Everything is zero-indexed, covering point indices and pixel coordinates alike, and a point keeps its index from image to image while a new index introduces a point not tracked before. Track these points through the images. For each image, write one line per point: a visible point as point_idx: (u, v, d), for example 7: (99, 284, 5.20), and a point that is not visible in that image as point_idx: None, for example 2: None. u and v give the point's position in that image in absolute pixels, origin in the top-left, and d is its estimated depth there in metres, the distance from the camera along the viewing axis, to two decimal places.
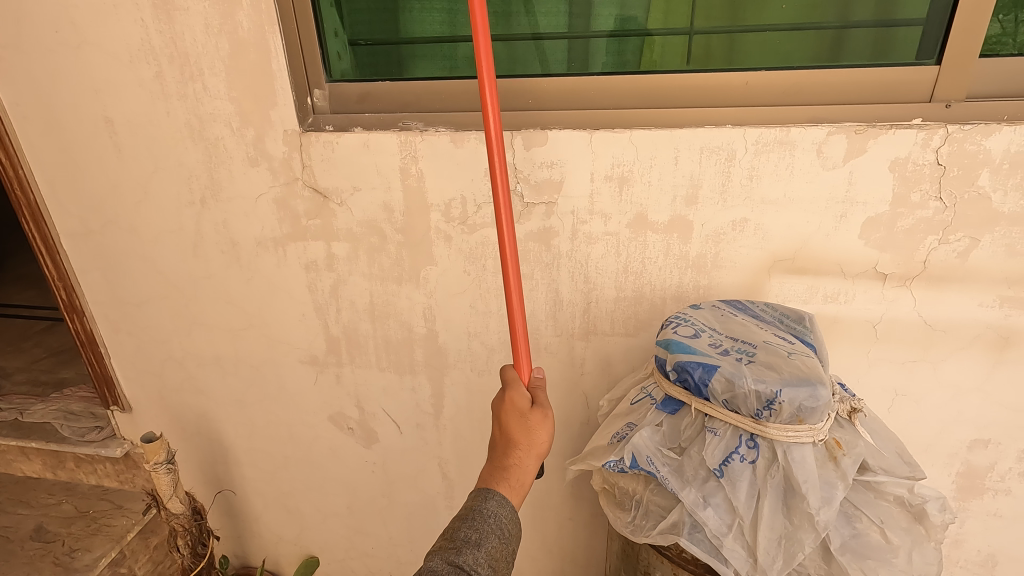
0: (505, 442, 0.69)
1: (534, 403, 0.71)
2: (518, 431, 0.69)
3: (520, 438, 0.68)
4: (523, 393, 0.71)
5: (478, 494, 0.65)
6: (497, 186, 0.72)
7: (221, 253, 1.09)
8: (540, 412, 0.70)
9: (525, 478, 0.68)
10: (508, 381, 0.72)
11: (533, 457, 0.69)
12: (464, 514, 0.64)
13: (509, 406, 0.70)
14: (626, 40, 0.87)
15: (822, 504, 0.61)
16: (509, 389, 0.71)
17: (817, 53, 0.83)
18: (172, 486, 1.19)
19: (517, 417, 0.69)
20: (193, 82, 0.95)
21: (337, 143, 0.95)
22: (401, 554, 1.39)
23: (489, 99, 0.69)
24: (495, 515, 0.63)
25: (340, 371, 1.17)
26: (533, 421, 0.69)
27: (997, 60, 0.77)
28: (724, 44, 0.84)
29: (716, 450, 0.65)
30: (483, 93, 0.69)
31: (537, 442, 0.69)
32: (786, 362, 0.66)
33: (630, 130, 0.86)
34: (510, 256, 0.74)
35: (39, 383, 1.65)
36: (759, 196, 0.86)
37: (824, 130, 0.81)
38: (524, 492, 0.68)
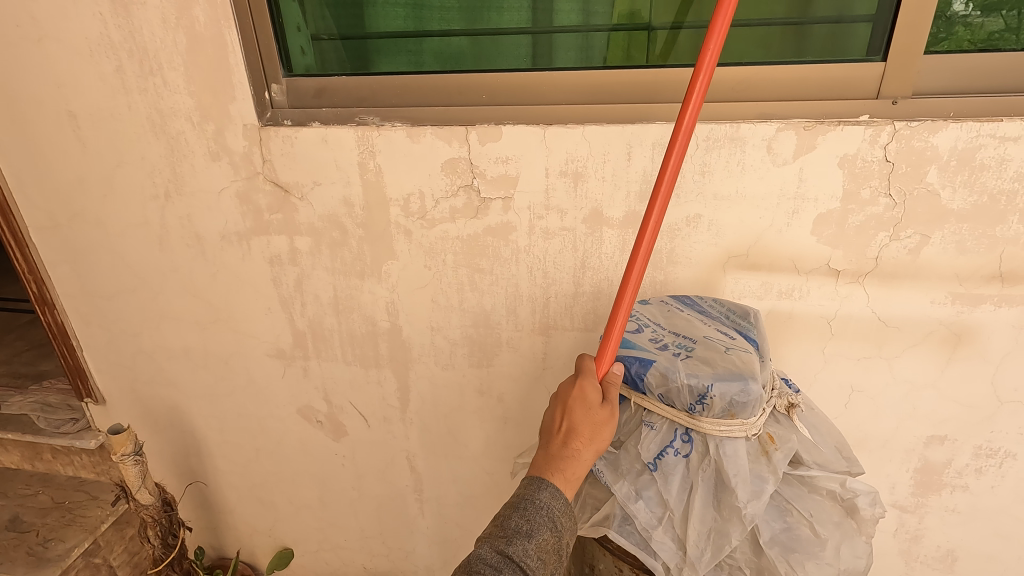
0: (565, 432, 0.65)
1: (604, 398, 0.67)
2: (581, 424, 0.65)
3: (584, 429, 0.64)
4: (595, 386, 0.67)
5: (532, 482, 0.63)
6: (666, 171, 0.67)
7: (187, 247, 1.10)
8: (607, 408, 0.66)
9: (581, 472, 0.64)
10: (583, 370, 0.69)
11: (592, 453, 0.64)
12: (518, 501, 0.62)
13: (579, 397, 0.66)
14: (592, 35, 0.87)
15: (751, 497, 0.61)
16: (582, 378, 0.68)
17: (781, 49, 0.83)
18: (140, 477, 1.20)
19: (583, 410, 0.65)
20: (153, 76, 0.95)
21: (296, 138, 0.96)
22: (373, 546, 1.40)
23: (697, 90, 0.65)
24: (548, 507, 0.61)
25: (307, 365, 1.18)
26: (599, 417, 0.65)
27: (1003, 54, 0.76)
28: (690, 40, 0.84)
29: (652, 444, 0.66)
30: (695, 82, 0.64)
31: (599, 438, 0.65)
32: (722, 357, 0.67)
33: (583, 125, 0.86)
34: (648, 240, 0.69)
35: (19, 375, 1.66)
36: (712, 192, 0.86)
37: (774, 126, 0.81)
38: (577, 486, 0.64)
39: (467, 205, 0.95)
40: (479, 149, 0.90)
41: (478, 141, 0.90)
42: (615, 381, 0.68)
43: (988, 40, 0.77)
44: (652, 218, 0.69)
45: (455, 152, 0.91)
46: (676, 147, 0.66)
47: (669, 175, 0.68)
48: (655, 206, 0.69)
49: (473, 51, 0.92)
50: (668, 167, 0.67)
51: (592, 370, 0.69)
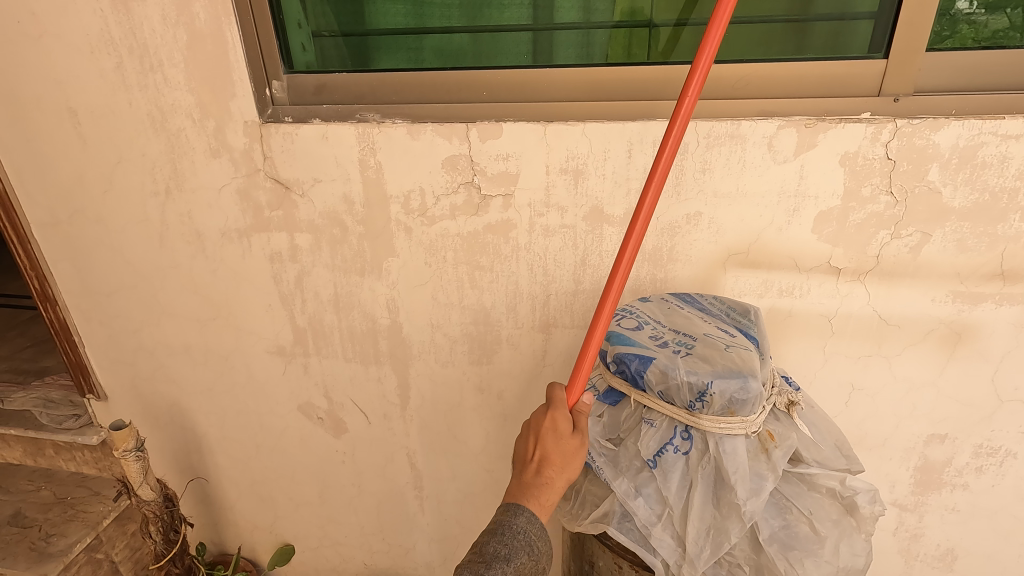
0: (538, 460, 0.66)
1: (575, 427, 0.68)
2: (554, 452, 0.66)
3: (556, 457, 0.65)
4: (566, 415, 0.68)
5: (507, 508, 0.64)
6: (649, 186, 0.68)
7: (188, 243, 1.10)
8: (577, 437, 0.67)
9: (554, 499, 0.65)
10: (554, 399, 0.70)
11: (565, 480, 0.65)
12: (494, 528, 0.62)
13: (551, 426, 0.67)
14: (593, 32, 0.87)
15: (750, 495, 0.61)
16: (553, 408, 0.68)
17: (782, 46, 0.82)
18: (142, 473, 1.20)
19: (555, 439, 0.66)
20: (153, 73, 0.95)
21: (296, 135, 0.95)
22: (373, 542, 1.40)
23: (691, 93, 0.66)
24: (524, 532, 0.62)
25: (307, 362, 1.18)
26: (570, 446, 0.66)
27: (1007, 51, 0.75)
28: (691, 38, 0.84)
29: (651, 441, 0.66)
30: (690, 83, 0.66)
31: (571, 466, 0.66)
32: (722, 355, 0.67)
33: (584, 122, 0.86)
34: (631, 251, 0.70)
35: (20, 371, 1.67)
36: (712, 189, 0.86)
37: (774, 123, 0.81)
38: (551, 513, 0.65)
39: (467, 202, 0.95)
40: (479, 146, 0.90)
41: (478, 138, 0.90)
42: (585, 410, 0.69)
43: (994, 38, 0.76)
44: (634, 235, 0.70)
45: (455, 150, 0.91)
46: (661, 161, 0.68)
47: (653, 190, 0.69)
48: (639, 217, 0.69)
49: (474, 48, 0.91)
50: (653, 180, 0.68)
51: (563, 399, 0.70)
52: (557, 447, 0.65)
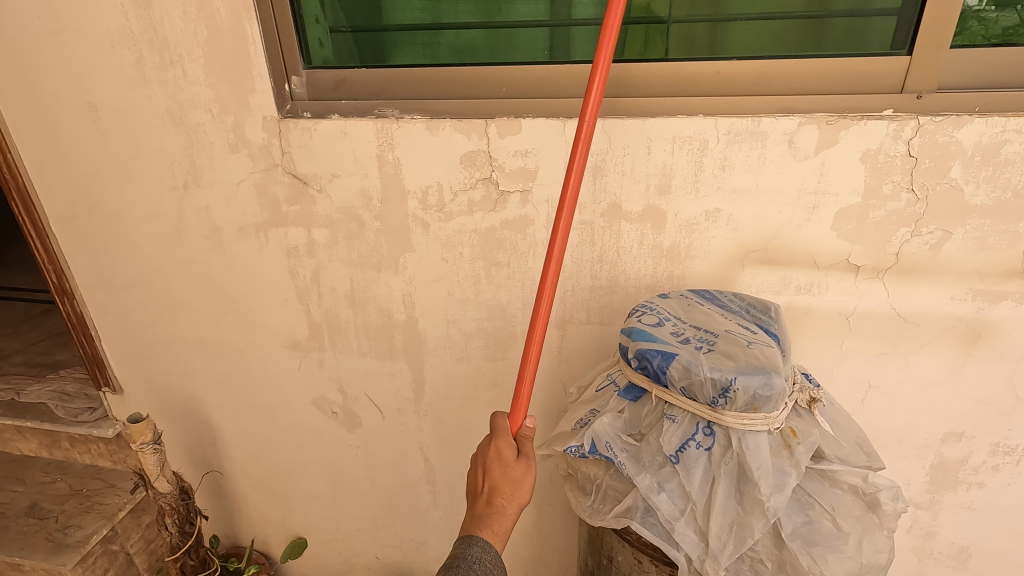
0: (489, 491, 0.72)
1: (521, 453, 0.73)
2: (501, 481, 0.71)
3: (504, 486, 0.71)
4: (509, 443, 0.73)
5: (462, 540, 0.69)
6: (562, 211, 0.73)
7: (205, 238, 1.11)
8: (524, 463, 0.72)
9: (507, 525, 0.70)
10: (498, 429, 0.75)
11: (515, 506, 0.71)
12: (451, 562, 0.67)
13: (497, 456, 0.73)
14: None
15: (774, 491, 0.62)
16: (497, 438, 0.74)
17: (800, 41, 0.82)
18: (159, 465, 1.21)
19: (502, 467, 0.72)
20: (173, 68, 0.96)
21: (315, 130, 0.96)
22: (384, 536, 1.41)
23: (596, 84, 0.69)
24: (479, 562, 0.66)
25: (322, 356, 1.19)
26: (517, 472, 0.72)
27: (1018, 48, 0.75)
28: (707, 34, 0.84)
29: (674, 436, 0.66)
30: (593, 76, 0.69)
31: (520, 491, 0.71)
32: (744, 351, 0.67)
33: (604, 118, 0.86)
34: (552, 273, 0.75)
35: (35, 365, 1.68)
36: (731, 186, 0.86)
37: (795, 120, 0.81)
38: (505, 538, 0.70)
39: (485, 198, 0.95)
40: (498, 142, 0.90)
41: (497, 134, 0.90)
42: (528, 435, 0.75)
43: (1004, 35, 0.76)
44: (552, 263, 0.75)
45: (473, 145, 0.91)
46: (569, 185, 0.72)
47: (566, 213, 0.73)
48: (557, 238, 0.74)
49: (489, 43, 0.91)
50: (564, 204, 0.73)
51: (507, 428, 0.76)
52: (504, 476, 0.71)
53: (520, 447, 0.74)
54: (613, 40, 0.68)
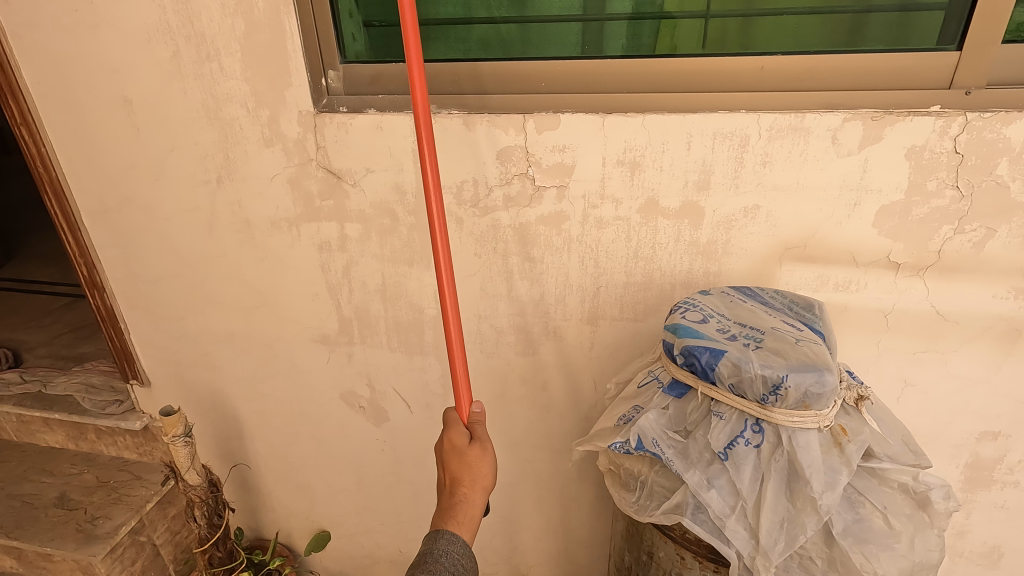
0: (450, 483, 0.72)
1: (475, 439, 0.75)
2: (460, 468, 0.72)
3: (462, 473, 0.72)
4: (460, 431, 0.75)
5: (429, 537, 0.68)
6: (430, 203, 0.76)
7: (236, 232, 1.11)
8: (479, 446, 0.74)
9: (472, 512, 0.70)
10: (449, 423, 0.77)
11: (478, 492, 0.72)
12: (418, 561, 0.66)
13: (453, 447, 0.74)
14: (643, 23, 0.86)
15: (826, 488, 0.62)
16: (449, 431, 0.76)
17: (833, 37, 0.82)
18: (189, 458, 1.22)
19: (457, 455, 0.73)
20: (209, 62, 0.96)
21: (351, 125, 0.96)
22: (408, 530, 1.42)
23: (417, 90, 0.73)
24: (446, 553, 0.66)
25: (351, 351, 1.20)
26: (473, 456, 0.73)
27: None
28: (739, 28, 0.83)
29: (722, 433, 0.66)
30: (414, 82, 0.72)
31: (480, 476, 0.72)
32: (793, 348, 0.67)
33: (644, 114, 0.85)
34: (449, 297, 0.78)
35: (60, 358, 1.69)
36: (771, 182, 0.86)
37: (840, 116, 0.80)
38: (474, 527, 0.70)
39: (521, 193, 0.95)
40: (535, 137, 0.90)
41: (535, 130, 0.89)
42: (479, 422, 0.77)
43: (1018, 30, 0.77)
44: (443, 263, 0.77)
45: (511, 140, 0.91)
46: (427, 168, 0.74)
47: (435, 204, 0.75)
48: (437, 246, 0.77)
49: (521, 38, 0.91)
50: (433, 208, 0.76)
51: (458, 419, 0.78)
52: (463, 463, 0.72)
53: (474, 434, 0.76)
54: (418, 43, 0.71)
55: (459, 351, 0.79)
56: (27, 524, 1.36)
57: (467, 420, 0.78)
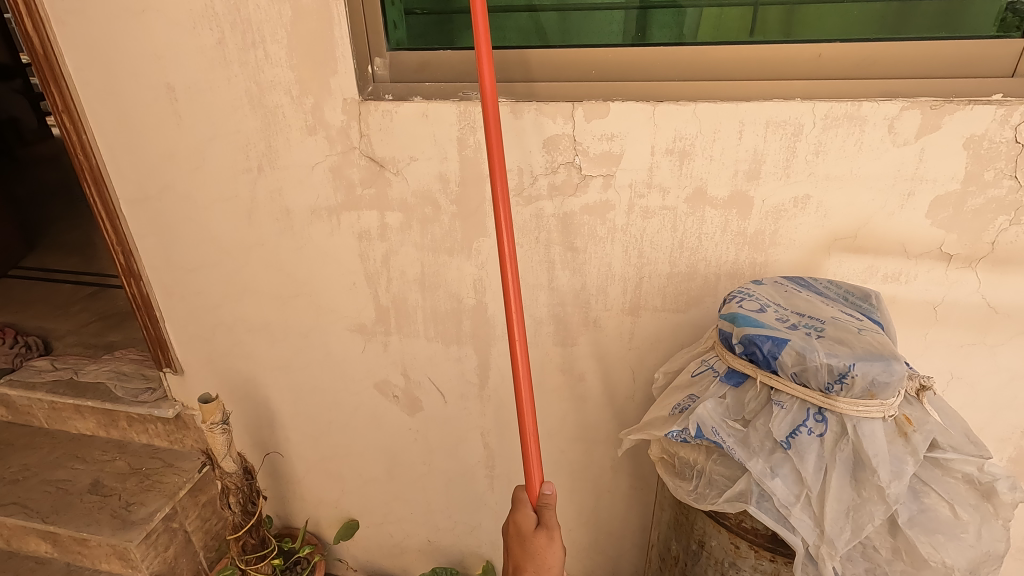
0: (516, 566, 0.74)
1: (542, 523, 0.74)
2: (525, 557, 0.74)
3: (528, 562, 0.73)
4: (527, 516, 0.74)
5: None
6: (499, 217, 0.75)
7: (276, 221, 1.11)
8: (546, 534, 0.74)
9: None
10: (518, 501, 0.76)
11: None
12: None
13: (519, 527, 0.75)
14: (684, 11, 0.85)
15: (893, 478, 0.61)
16: (516, 512, 0.75)
17: (879, 25, 0.81)
18: (226, 445, 1.23)
19: (523, 542, 0.74)
20: (255, 49, 0.95)
21: (396, 113, 0.95)
22: (438, 520, 1.42)
23: (484, 71, 0.71)
24: None
25: (387, 340, 1.20)
26: (539, 546, 0.73)
27: None
28: (782, 15, 0.83)
29: (784, 422, 0.66)
30: (479, 64, 0.71)
31: (545, 566, 0.73)
32: (856, 338, 0.66)
33: (696, 102, 0.84)
34: (518, 329, 0.76)
35: (90, 346, 1.71)
36: (824, 172, 0.85)
37: (898, 105, 0.79)
38: None
39: (566, 182, 0.94)
40: (583, 126, 0.89)
41: (584, 118, 0.89)
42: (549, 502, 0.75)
43: None
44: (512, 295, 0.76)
45: (558, 129, 0.90)
46: (497, 183, 0.74)
47: (503, 215, 0.75)
48: (505, 253, 0.75)
49: (562, 26, 0.90)
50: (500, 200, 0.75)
51: (526, 500, 0.76)
52: (528, 550, 0.73)
53: (542, 519, 0.75)
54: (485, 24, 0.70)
55: (524, 376, 0.77)
56: (63, 509, 1.37)
57: (536, 500, 0.76)
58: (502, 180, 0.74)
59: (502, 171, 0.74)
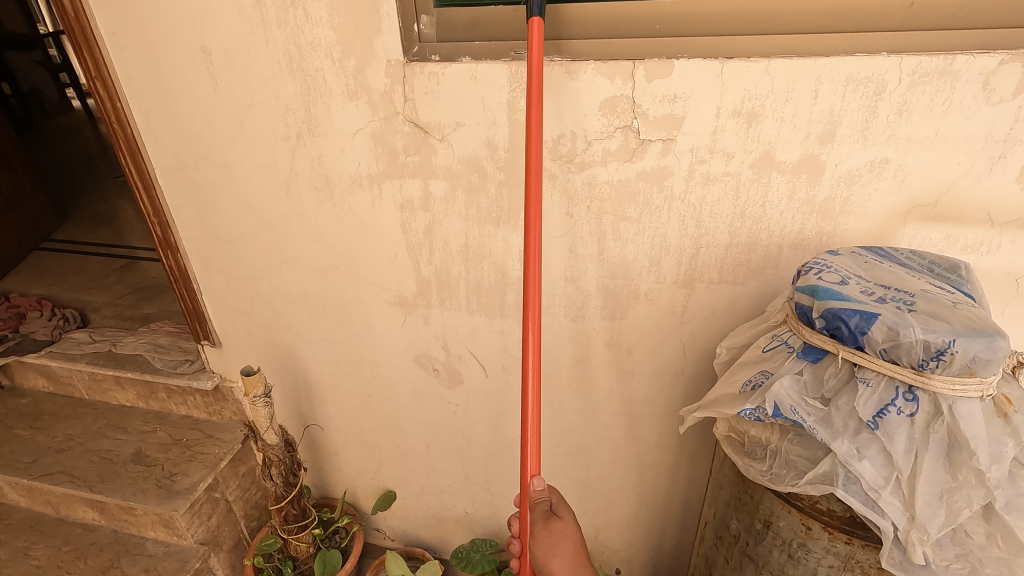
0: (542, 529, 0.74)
1: (557, 512, 0.76)
2: (543, 529, 0.74)
3: (561, 533, 0.73)
4: (540, 503, 0.76)
5: (542, 510, 0.75)
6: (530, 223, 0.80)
7: (316, 190, 1.08)
8: (561, 519, 0.75)
9: (565, 536, 0.73)
10: (540, 517, 0.75)
11: (567, 546, 0.73)
12: (540, 518, 0.75)
13: (534, 542, 0.74)
14: None
15: (993, 462, 0.58)
16: (536, 523, 0.75)
17: None
18: (269, 419, 1.23)
19: (544, 522, 0.74)
20: (294, 8, 0.91)
21: (442, 75, 0.91)
22: (476, 492, 1.42)
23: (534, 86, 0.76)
24: (551, 519, 0.74)
25: (429, 313, 1.17)
26: (562, 528, 0.74)
27: None
28: None
29: (869, 401, 0.62)
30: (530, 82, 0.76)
31: (566, 538, 0.73)
32: (952, 312, 0.62)
33: (768, 58, 0.78)
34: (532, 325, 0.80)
35: (125, 319, 1.72)
36: (906, 134, 0.79)
37: (997, 58, 0.72)
38: (567, 535, 0.73)
39: (622, 148, 0.89)
40: (643, 86, 0.84)
41: (645, 77, 0.83)
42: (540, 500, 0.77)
43: None
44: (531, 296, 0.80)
45: (616, 90, 0.85)
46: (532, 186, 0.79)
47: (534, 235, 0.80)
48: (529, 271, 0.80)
49: None
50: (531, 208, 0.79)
51: (538, 512, 0.76)
52: (548, 538, 0.73)
53: (552, 514, 0.75)
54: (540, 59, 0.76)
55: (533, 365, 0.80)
56: (109, 478, 1.39)
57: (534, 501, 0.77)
58: (536, 190, 0.79)
59: (538, 170, 0.79)
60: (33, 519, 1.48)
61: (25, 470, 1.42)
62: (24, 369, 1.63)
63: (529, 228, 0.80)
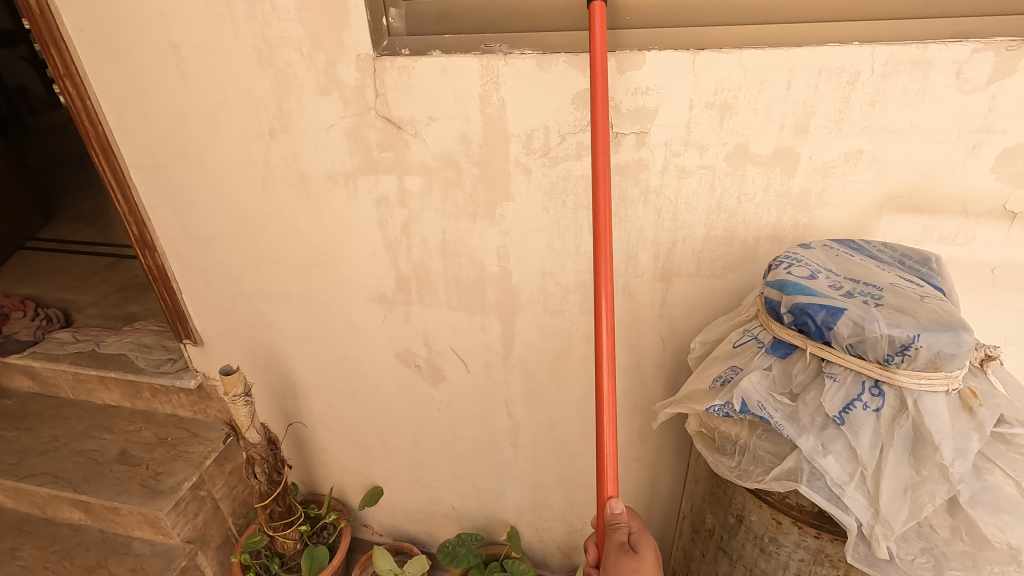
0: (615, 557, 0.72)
1: (636, 547, 0.73)
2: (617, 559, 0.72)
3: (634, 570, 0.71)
4: (618, 533, 0.73)
5: (620, 536, 0.73)
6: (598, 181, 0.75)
7: (292, 186, 1.07)
8: (639, 556, 0.72)
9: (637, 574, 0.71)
10: (615, 545, 0.73)
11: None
12: (615, 546, 0.73)
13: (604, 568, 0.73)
14: None
15: (956, 456, 0.57)
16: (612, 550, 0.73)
17: None
18: (250, 418, 1.23)
19: (619, 553, 0.72)
20: (262, 2, 0.89)
21: (413, 69, 0.89)
22: (463, 487, 1.42)
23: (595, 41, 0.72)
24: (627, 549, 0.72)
25: (409, 310, 1.17)
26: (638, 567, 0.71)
27: None
28: None
29: (835, 396, 0.62)
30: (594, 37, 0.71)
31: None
32: (919, 306, 0.61)
33: (741, 49, 0.77)
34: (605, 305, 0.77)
35: (110, 319, 1.72)
36: (881, 124, 0.78)
37: (970, 47, 0.72)
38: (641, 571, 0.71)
39: None
40: (615, 78, 0.83)
41: (617, 69, 0.82)
42: (618, 526, 0.73)
43: None
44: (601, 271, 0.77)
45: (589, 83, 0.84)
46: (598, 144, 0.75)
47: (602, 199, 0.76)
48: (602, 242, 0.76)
49: None
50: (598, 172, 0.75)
51: (614, 540, 0.73)
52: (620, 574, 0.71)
53: (630, 549, 0.73)
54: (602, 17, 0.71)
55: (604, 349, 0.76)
56: (94, 479, 1.39)
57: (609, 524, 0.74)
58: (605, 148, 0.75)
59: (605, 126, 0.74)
60: (21, 520, 1.48)
61: (10, 472, 1.42)
62: (8, 369, 1.63)
63: (597, 192, 0.76)
